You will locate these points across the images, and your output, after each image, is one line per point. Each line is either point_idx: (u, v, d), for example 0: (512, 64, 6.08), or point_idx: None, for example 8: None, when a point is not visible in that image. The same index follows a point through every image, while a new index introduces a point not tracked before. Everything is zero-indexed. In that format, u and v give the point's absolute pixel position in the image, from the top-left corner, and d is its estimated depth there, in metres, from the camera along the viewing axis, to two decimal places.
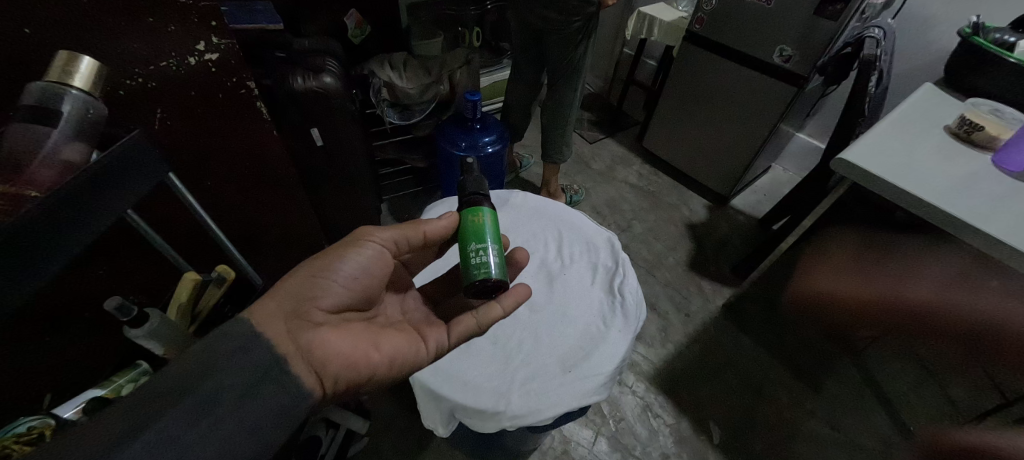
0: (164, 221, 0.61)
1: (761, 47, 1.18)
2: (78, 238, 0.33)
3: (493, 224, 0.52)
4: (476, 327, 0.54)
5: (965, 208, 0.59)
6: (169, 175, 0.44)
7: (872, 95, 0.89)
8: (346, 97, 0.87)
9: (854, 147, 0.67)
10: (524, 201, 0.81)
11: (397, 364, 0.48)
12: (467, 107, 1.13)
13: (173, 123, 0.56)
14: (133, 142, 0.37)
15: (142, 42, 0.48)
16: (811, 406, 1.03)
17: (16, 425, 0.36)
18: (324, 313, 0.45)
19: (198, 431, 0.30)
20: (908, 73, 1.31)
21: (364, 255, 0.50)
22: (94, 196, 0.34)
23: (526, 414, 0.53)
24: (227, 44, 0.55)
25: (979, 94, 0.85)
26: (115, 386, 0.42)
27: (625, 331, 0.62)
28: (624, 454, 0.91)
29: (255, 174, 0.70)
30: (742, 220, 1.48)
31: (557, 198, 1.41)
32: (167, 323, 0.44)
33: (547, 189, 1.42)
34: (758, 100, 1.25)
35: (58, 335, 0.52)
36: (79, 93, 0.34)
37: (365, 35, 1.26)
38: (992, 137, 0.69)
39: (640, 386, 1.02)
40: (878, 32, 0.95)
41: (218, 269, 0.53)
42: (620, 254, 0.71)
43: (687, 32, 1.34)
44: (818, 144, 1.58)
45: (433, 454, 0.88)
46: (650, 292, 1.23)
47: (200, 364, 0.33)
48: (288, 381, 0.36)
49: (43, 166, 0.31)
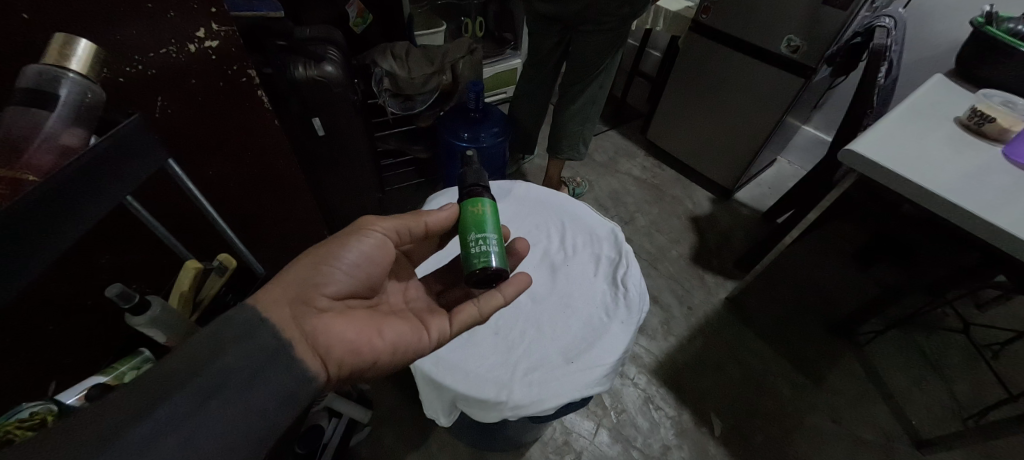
0: (164, 207, 0.60)
1: (769, 37, 1.16)
2: (79, 224, 0.33)
3: (493, 215, 0.51)
4: (477, 317, 0.54)
5: (975, 201, 0.58)
6: (169, 161, 0.43)
7: (880, 86, 0.87)
8: (347, 85, 0.86)
9: (862, 138, 0.66)
10: (526, 192, 0.80)
11: (401, 350, 0.48)
12: (471, 98, 1.14)
13: (174, 110, 0.56)
14: (131, 126, 0.36)
15: (141, 29, 0.47)
16: (813, 399, 1.01)
17: (20, 410, 0.36)
18: (328, 300, 0.45)
19: (205, 412, 0.30)
20: (918, 66, 1.29)
21: (366, 243, 0.49)
22: (94, 182, 0.33)
23: (526, 405, 0.53)
24: (226, 31, 0.54)
25: (989, 85, 0.84)
26: (117, 373, 0.41)
27: (627, 323, 0.62)
28: (624, 445, 0.91)
29: (257, 162, 0.70)
30: (745, 213, 1.47)
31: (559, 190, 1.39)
32: (168, 311, 0.44)
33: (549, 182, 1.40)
34: (764, 91, 1.24)
35: (60, 324, 0.52)
36: (76, 76, 0.33)
37: (367, 23, 1.20)
38: (1003, 129, 0.68)
39: (641, 378, 1.02)
40: (890, 21, 0.93)
41: (221, 258, 0.52)
42: (623, 245, 0.71)
43: (694, 22, 1.32)
44: (825, 137, 1.55)
45: (434, 445, 0.88)
46: (652, 284, 1.23)
47: (207, 348, 0.33)
48: (294, 365, 0.36)
49: (40, 150, 0.30)
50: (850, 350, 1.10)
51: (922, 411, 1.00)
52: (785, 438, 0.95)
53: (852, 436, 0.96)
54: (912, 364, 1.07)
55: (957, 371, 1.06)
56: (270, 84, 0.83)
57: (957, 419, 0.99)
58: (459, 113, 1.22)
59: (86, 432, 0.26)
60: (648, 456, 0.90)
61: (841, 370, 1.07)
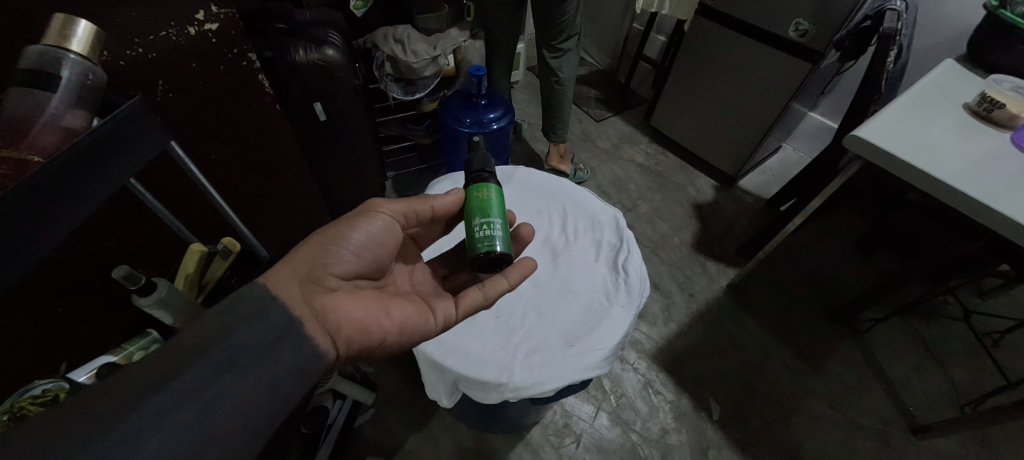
0: (167, 188, 0.60)
1: (777, 20, 1.14)
2: (86, 204, 0.33)
3: (499, 200, 0.51)
4: (482, 300, 0.54)
5: (980, 186, 0.58)
6: (171, 143, 0.42)
7: (889, 71, 0.88)
8: (348, 69, 0.85)
9: (869, 123, 0.66)
10: (529, 178, 0.80)
11: (409, 330, 0.49)
12: (473, 83, 1.11)
13: (175, 94, 0.55)
14: (133, 108, 0.36)
15: (141, 11, 0.47)
16: (812, 385, 1.02)
17: (33, 388, 0.37)
18: (338, 279, 0.46)
19: (220, 386, 0.30)
20: (929, 50, 1.26)
21: (374, 225, 0.50)
22: (98, 163, 0.33)
23: (526, 386, 0.54)
24: (226, 13, 0.54)
25: (1000, 70, 0.82)
26: (126, 352, 0.42)
27: (628, 307, 0.62)
28: (624, 428, 0.93)
29: (261, 146, 0.70)
30: (749, 200, 1.46)
31: (563, 161, 1.46)
32: (176, 292, 0.44)
33: (558, 155, 1.45)
34: (771, 77, 1.22)
35: (69, 307, 0.53)
36: (76, 57, 0.32)
37: (365, 6, 1.12)
38: (1012, 116, 0.66)
39: (641, 364, 1.03)
40: (901, 3, 0.91)
41: (225, 242, 0.53)
42: (625, 231, 0.71)
43: (700, 5, 1.29)
44: (830, 123, 1.54)
45: (437, 426, 0.90)
46: (653, 271, 1.23)
47: (219, 325, 0.33)
48: (305, 343, 0.37)
49: (46, 132, 0.30)
50: (849, 337, 1.10)
51: (919, 396, 1.00)
52: (783, 425, 0.96)
53: (850, 423, 0.97)
54: (912, 352, 1.07)
55: (956, 359, 1.06)
56: (271, 68, 0.83)
57: (954, 404, 0.98)
58: (460, 98, 1.21)
59: (106, 403, 0.27)
60: (647, 439, 0.92)
61: (840, 358, 1.07)
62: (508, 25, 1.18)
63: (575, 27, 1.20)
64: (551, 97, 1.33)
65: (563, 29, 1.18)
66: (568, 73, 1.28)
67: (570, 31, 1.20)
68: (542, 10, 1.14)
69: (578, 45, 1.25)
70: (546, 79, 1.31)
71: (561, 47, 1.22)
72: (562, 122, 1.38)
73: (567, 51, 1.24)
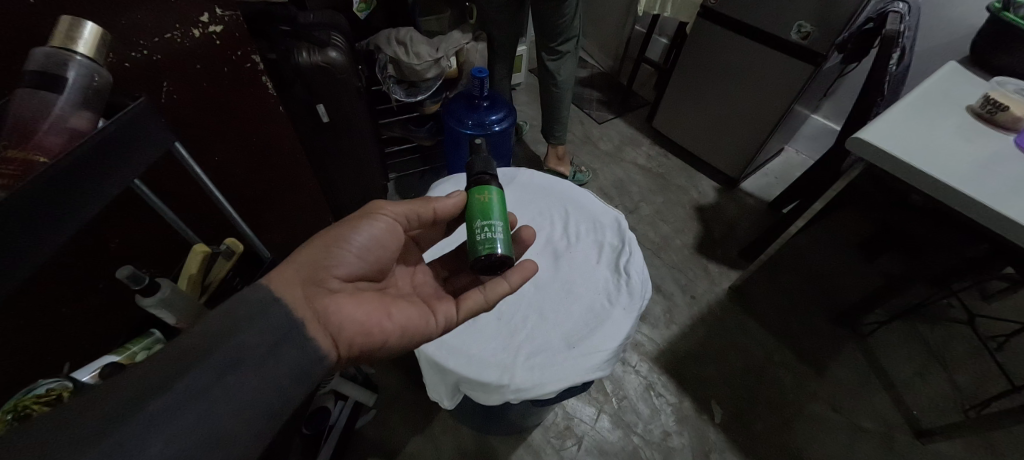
0: (168, 190, 0.61)
1: (780, 23, 1.13)
2: (91, 205, 0.33)
3: (501, 203, 0.51)
4: (484, 302, 0.54)
5: (984, 188, 0.57)
6: (175, 144, 0.43)
7: (891, 73, 0.87)
8: (351, 71, 0.85)
9: (872, 125, 0.65)
10: (529, 179, 0.80)
11: (410, 332, 0.49)
12: (475, 86, 1.12)
13: (180, 96, 0.56)
14: (139, 110, 0.36)
15: (146, 15, 0.47)
16: (814, 388, 1.02)
17: (37, 387, 0.37)
18: (340, 281, 0.46)
19: (223, 386, 0.30)
20: (933, 52, 1.26)
21: (376, 227, 0.50)
22: (104, 164, 0.33)
23: (528, 388, 0.54)
24: (229, 16, 0.54)
25: (1003, 73, 0.82)
26: (129, 353, 0.42)
27: (629, 309, 0.62)
28: (625, 431, 0.93)
29: (263, 148, 0.70)
30: (751, 202, 1.46)
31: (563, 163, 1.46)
32: (179, 293, 0.44)
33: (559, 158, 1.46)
34: (774, 79, 1.22)
35: (73, 307, 0.53)
36: (83, 59, 0.32)
37: (370, 8, 1.14)
38: (1016, 118, 0.66)
39: (643, 366, 1.03)
40: (904, 6, 0.91)
41: (226, 243, 0.53)
42: (625, 234, 0.71)
43: (704, 7, 1.29)
44: (832, 126, 1.53)
45: (437, 427, 0.90)
46: (655, 273, 1.23)
47: (223, 325, 0.33)
48: (307, 343, 0.37)
49: (52, 133, 0.31)
50: (851, 339, 1.10)
51: (923, 400, 1.00)
52: (784, 427, 0.95)
53: (852, 426, 0.97)
54: None
55: None
56: (275, 70, 0.83)
57: (957, 408, 0.98)
58: (462, 99, 1.22)
59: (107, 405, 0.27)
60: (649, 442, 0.91)
61: None
62: (511, 26, 1.18)
63: (574, 30, 1.19)
64: (552, 99, 1.33)
65: (564, 31, 1.18)
66: (570, 74, 1.28)
67: (569, 33, 1.20)
68: (542, 13, 1.14)
69: (577, 47, 1.25)
70: (546, 81, 1.31)
71: (561, 49, 1.22)
72: (564, 123, 1.38)
73: (565, 53, 1.24)
